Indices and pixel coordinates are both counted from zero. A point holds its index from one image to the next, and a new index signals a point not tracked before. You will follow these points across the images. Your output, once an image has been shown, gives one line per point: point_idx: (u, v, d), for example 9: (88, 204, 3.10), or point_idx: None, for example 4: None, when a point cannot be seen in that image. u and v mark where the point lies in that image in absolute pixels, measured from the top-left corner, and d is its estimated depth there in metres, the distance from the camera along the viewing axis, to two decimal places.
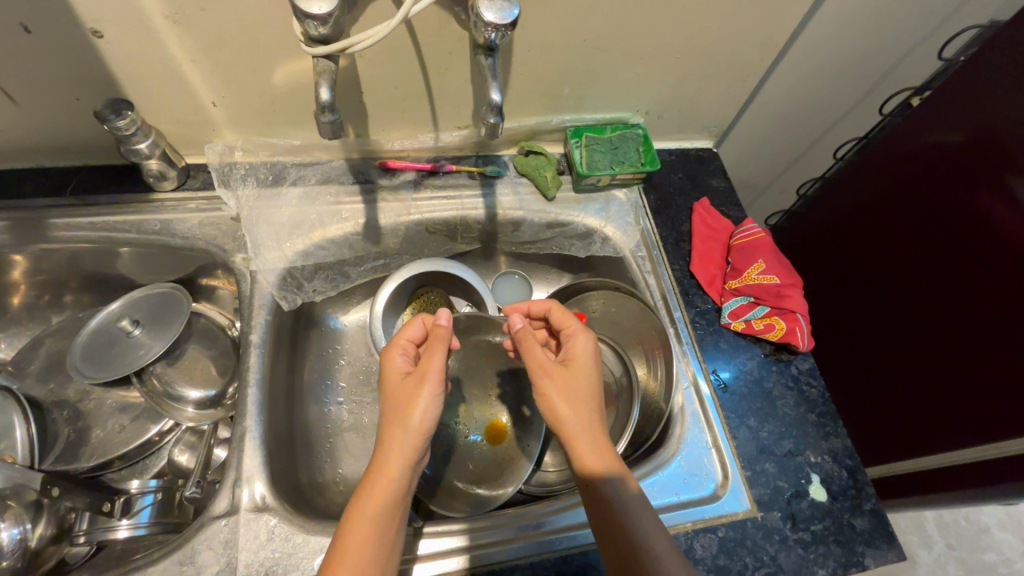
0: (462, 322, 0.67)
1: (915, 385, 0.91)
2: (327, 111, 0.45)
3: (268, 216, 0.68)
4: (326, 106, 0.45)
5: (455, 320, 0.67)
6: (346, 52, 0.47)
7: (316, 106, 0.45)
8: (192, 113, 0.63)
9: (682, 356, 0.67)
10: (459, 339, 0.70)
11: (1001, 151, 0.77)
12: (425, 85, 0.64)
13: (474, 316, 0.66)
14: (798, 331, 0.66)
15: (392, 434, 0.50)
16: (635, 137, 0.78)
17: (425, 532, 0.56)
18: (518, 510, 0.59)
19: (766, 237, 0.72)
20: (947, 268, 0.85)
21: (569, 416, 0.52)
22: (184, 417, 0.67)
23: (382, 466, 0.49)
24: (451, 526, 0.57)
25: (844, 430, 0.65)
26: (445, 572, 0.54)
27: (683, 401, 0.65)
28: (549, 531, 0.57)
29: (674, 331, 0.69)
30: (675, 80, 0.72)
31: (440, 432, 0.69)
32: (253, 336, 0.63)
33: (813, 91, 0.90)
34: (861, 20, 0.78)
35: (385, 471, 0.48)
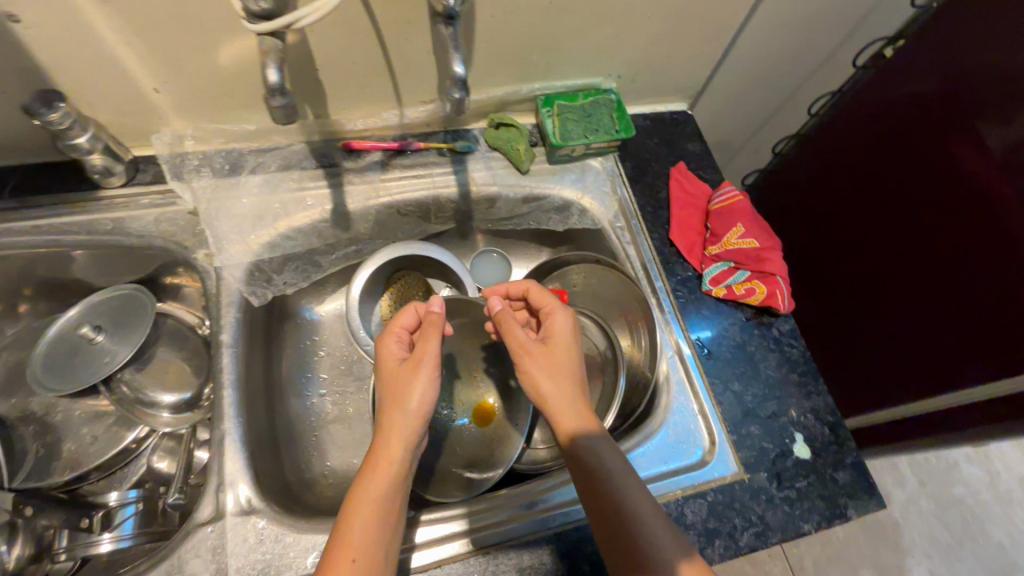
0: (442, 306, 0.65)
1: (890, 336, 0.93)
2: (277, 95, 0.42)
3: (229, 207, 0.65)
4: (276, 89, 0.42)
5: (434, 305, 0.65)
6: (294, 28, 0.43)
7: (263, 89, 0.41)
8: (133, 101, 0.58)
9: (665, 324, 0.67)
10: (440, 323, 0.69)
11: (978, 99, 0.76)
12: (385, 58, 0.60)
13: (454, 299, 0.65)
14: (779, 293, 0.66)
15: (390, 416, 0.50)
16: (609, 102, 0.75)
17: (422, 520, 0.56)
18: (512, 490, 0.59)
19: (744, 201, 0.71)
20: (920, 219, 0.86)
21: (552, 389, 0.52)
22: (160, 423, 0.65)
23: (381, 449, 0.49)
24: (448, 512, 0.57)
25: (825, 387, 0.66)
26: (445, 558, 0.54)
27: (668, 369, 0.65)
28: (543, 509, 0.58)
29: (656, 300, 0.68)
30: (647, 40, 0.69)
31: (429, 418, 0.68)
32: (224, 335, 0.60)
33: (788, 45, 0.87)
34: None
35: (384, 454, 0.48)
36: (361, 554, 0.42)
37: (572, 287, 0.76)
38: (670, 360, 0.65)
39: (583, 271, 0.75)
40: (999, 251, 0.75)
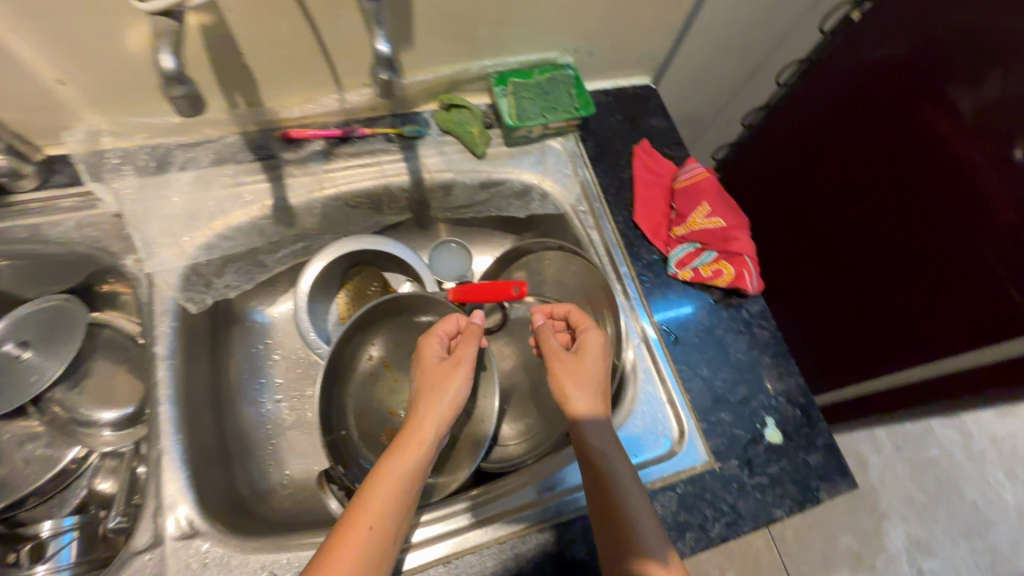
0: (394, 303, 0.62)
1: (862, 309, 0.92)
2: (176, 83, 0.37)
3: (158, 208, 0.60)
4: (174, 77, 0.37)
5: (387, 301, 0.61)
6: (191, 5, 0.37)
7: (159, 77, 0.36)
8: (35, 95, 0.52)
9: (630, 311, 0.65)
10: (392, 320, 0.64)
11: (947, 63, 0.74)
12: (316, 38, 0.55)
13: (408, 296, 0.62)
14: (746, 274, 0.64)
15: (428, 400, 0.52)
16: (567, 78, 0.71)
17: (423, 520, 0.55)
18: (514, 483, 0.58)
19: (709, 178, 0.69)
20: (891, 188, 0.84)
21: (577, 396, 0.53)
22: (101, 442, 0.62)
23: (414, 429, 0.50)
24: (450, 510, 0.56)
25: (796, 368, 0.64)
26: (443, 555, 0.52)
27: (634, 358, 0.63)
28: (544, 498, 0.56)
29: (620, 288, 0.66)
30: (603, 10, 0.65)
31: (387, 420, 0.62)
32: (158, 347, 0.56)
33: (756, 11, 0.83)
34: None
35: (418, 434, 0.49)
36: (376, 527, 0.43)
37: (538, 276, 0.73)
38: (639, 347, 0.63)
39: (548, 258, 0.71)
40: (970, 220, 0.73)
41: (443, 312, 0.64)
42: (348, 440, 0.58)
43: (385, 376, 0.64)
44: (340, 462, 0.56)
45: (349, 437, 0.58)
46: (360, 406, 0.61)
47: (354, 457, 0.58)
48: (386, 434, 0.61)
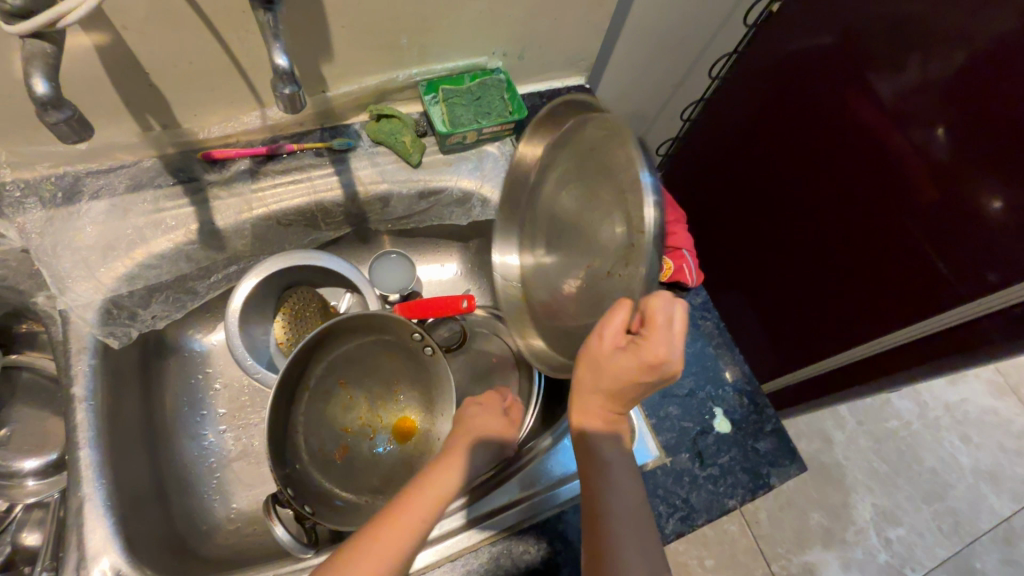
0: (350, 322, 0.57)
1: (808, 291, 0.94)
2: (52, 109, 0.35)
3: (69, 240, 0.56)
4: (50, 104, 0.35)
5: (340, 320, 0.57)
6: (63, 26, 0.35)
7: (32, 103, 0.34)
8: None
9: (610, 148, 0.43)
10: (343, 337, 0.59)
11: (866, 49, 0.76)
12: (227, 56, 0.54)
13: (363, 314, 0.57)
14: (685, 267, 0.64)
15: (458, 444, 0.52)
16: (498, 82, 0.70)
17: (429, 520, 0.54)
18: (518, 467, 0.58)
19: None
20: (826, 174, 0.85)
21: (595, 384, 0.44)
22: (24, 493, 0.58)
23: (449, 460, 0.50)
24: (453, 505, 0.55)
25: (742, 357, 0.65)
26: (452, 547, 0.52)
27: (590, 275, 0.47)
28: (546, 486, 0.56)
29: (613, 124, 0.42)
30: (524, 14, 0.65)
31: (342, 438, 0.59)
32: (77, 389, 0.52)
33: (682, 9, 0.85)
34: None
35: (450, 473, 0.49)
36: (419, 521, 0.45)
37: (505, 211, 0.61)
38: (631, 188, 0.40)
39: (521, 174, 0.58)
40: (895, 201, 0.75)
41: (397, 330, 0.59)
42: (301, 467, 0.56)
43: (339, 394, 0.60)
44: (291, 487, 0.53)
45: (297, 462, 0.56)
46: (310, 425, 0.58)
47: (309, 486, 0.55)
48: (338, 451, 0.58)
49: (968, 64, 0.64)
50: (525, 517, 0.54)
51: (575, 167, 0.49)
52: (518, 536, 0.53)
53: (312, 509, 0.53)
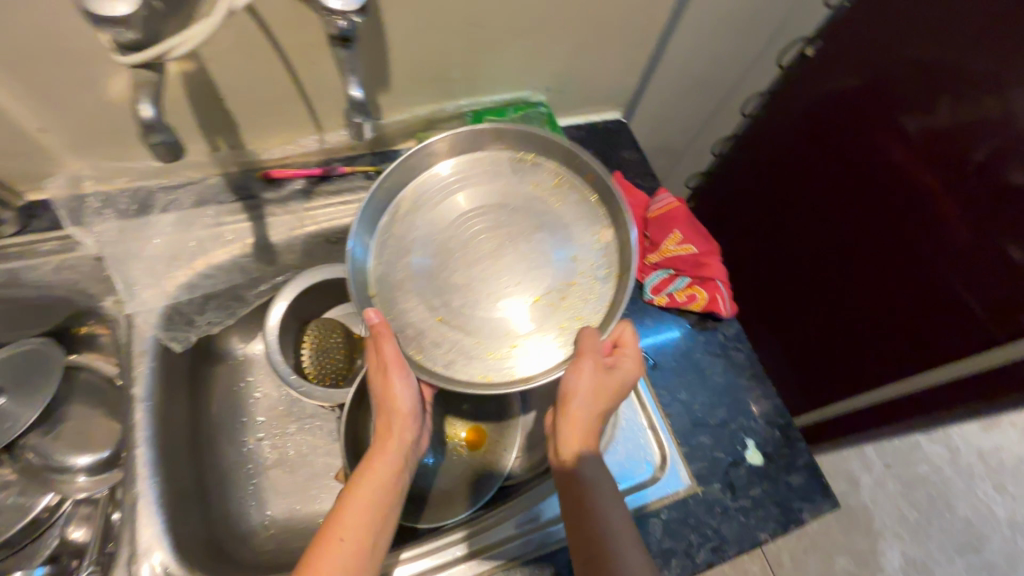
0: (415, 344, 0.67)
1: (837, 329, 0.93)
2: (154, 131, 0.38)
3: (138, 249, 0.61)
4: (152, 127, 0.38)
5: None
6: (168, 58, 0.39)
7: (137, 125, 0.38)
8: (12, 143, 0.53)
9: (564, 199, 0.55)
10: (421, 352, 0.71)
11: (898, 92, 0.78)
12: (295, 85, 0.58)
13: None
14: (720, 298, 0.66)
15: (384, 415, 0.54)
16: (539, 114, 0.74)
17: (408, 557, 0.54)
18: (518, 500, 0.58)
19: (680, 206, 0.71)
20: (857, 213, 0.86)
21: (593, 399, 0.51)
22: (75, 488, 0.61)
23: (382, 440, 0.53)
24: (446, 538, 0.56)
25: (773, 389, 0.65)
26: None
27: (544, 293, 0.52)
28: (547, 521, 0.56)
29: (592, 182, 0.55)
30: (569, 52, 0.68)
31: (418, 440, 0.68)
32: (136, 389, 0.55)
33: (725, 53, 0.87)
34: None
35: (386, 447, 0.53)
36: (347, 539, 0.46)
37: (392, 217, 0.55)
38: (601, 236, 0.54)
39: (435, 186, 0.56)
40: (928, 242, 0.76)
41: None
42: None
43: None
44: None
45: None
46: None
47: None
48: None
49: (1002, 110, 0.65)
50: (528, 551, 0.55)
51: (524, 202, 0.55)
52: (519, 568, 0.54)
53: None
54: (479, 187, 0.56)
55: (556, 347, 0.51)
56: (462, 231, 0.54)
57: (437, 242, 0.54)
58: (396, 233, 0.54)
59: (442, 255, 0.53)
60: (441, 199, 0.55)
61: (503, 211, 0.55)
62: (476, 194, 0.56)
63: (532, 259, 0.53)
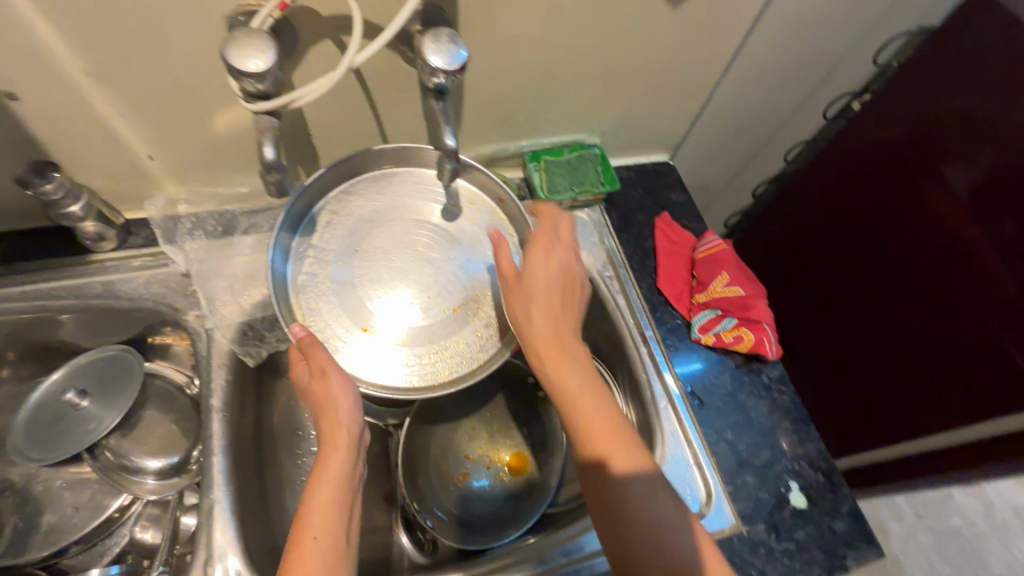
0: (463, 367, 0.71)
1: (875, 375, 0.93)
2: (274, 170, 0.45)
3: (222, 269, 0.65)
4: (274, 168, 0.45)
5: None
6: (289, 105, 0.44)
7: (261, 165, 0.44)
8: (124, 167, 0.59)
9: (457, 227, 0.63)
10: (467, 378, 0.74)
11: (946, 144, 0.79)
12: (376, 124, 0.62)
13: None
14: (766, 340, 0.68)
15: (323, 416, 0.50)
16: (593, 156, 0.77)
17: None
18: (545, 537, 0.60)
19: (727, 249, 0.73)
20: (898, 261, 0.87)
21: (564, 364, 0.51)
22: (145, 490, 0.64)
23: (330, 441, 0.49)
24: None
25: (818, 433, 0.66)
26: None
27: (459, 304, 0.60)
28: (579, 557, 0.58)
29: (507, 213, 0.64)
30: (626, 100, 0.72)
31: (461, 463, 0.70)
32: (214, 400, 0.59)
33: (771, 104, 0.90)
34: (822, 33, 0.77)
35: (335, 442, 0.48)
36: (320, 537, 0.43)
37: (306, 242, 0.59)
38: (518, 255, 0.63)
39: (358, 213, 0.61)
40: (978, 294, 0.76)
41: None
42: (426, 483, 0.67)
43: (465, 426, 0.72)
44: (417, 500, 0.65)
45: (430, 483, 0.67)
46: (441, 449, 0.70)
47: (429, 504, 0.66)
48: (461, 476, 0.69)
49: None
50: None
51: (404, 228, 0.61)
52: None
53: (432, 524, 0.64)
54: (402, 214, 0.62)
55: (472, 356, 0.59)
56: (366, 251, 0.60)
57: (360, 261, 0.59)
58: (321, 250, 0.59)
59: (347, 274, 0.58)
60: (386, 219, 0.61)
61: (397, 237, 0.61)
62: (388, 221, 0.61)
63: (436, 278, 0.60)
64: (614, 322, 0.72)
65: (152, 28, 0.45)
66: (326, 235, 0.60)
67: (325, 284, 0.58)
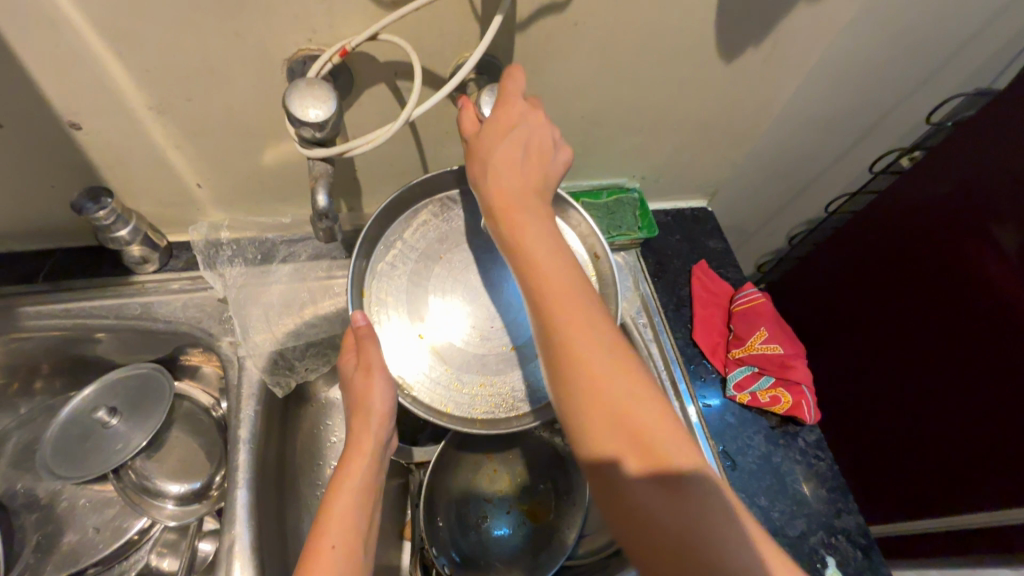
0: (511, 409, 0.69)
1: (918, 439, 0.89)
2: (326, 218, 0.46)
3: (259, 296, 0.66)
4: (325, 214, 0.46)
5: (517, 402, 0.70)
6: (344, 154, 0.46)
7: (313, 212, 0.45)
8: (174, 194, 0.60)
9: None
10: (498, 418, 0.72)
11: (994, 205, 0.75)
12: (421, 163, 0.63)
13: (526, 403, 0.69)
14: (804, 403, 0.65)
15: (358, 419, 0.52)
16: (632, 201, 0.77)
17: None
18: None
19: (766, 303, 0.71)
20: (943, 323, 0.82)
21: (570, 318, 0.41)
22: (164, 515, 0.63)
23: (357, 447, 0.52)
24: None
25: (856, 506, 0.63)
26: None
27: (518, 345, 0.57)
28: None
29: (598, 272, 0.60)
30: (670, 148, 0.72)
31: (481, 506, 0.68)
32: (242, 431, 0.59)
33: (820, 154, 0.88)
34: (874, 88, 0.76)
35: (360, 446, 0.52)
36: (338, 547, 0.45)
37: (396, 238, 0.59)
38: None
39: (453, 221, 0.60)
40: None
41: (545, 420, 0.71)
42: (444, 525, 0.65)
43: (486, 466, 0.70)
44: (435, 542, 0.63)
45: (450, 528, 0.66)
46: (461, 490, 0.68)
47: (447, 546, 0.64)
48: (479, 520, 0.67)
49: None
50: None
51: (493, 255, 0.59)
52: None
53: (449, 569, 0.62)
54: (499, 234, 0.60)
55: (513, 403, 0.56)
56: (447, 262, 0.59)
57: (440, 269, 0.58)
58: (409, 248, 0.58)
59: (423, 276, 0.58)
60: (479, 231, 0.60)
61: (487, 254, 0.59)
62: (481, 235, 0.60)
63: (510, 310, 0.58)
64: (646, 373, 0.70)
65: (217, 69, 0.46)
66: (419, 233, 0.59)
67: (402, 281, 0.58)
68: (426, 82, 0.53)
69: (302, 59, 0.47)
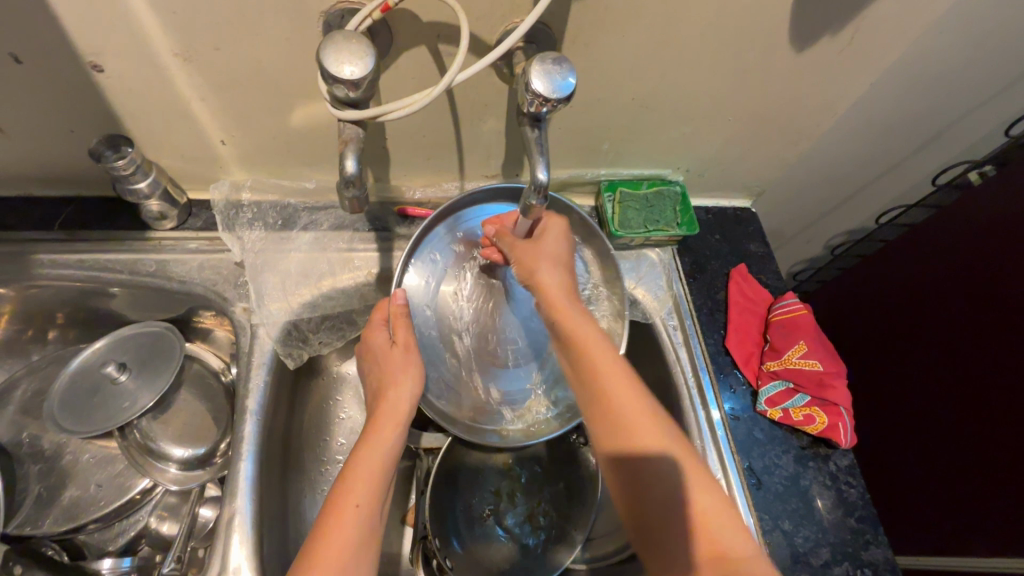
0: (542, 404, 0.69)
1: (956, 471, 0.83)
2: (351, 186, 0.42)
3: (276, 262, 0.63)
4: (351, 181, 0.42)
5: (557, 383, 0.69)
6: (378, 118, 0.43)
7: (341, 180, 0.42)
8: (198, 150, 0.57)
9: None
10: None
11: None
12: (455, 136, 0.59)
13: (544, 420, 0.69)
14: (840, 426, 0.61)
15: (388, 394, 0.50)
16: (674, 194, 0.72)
17: None
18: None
19: (807, 316, 0.67)
20: (999, 351, 0.76)
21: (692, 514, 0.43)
22: (166, 479, 0.62)
23: (389, 412, 0.49)
24: None
25: (885, 539, 0.59)
26: None
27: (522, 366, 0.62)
28: None
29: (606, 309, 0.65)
30: (720, 141, 0.67)
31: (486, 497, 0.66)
32: (250, 401, 0.57)
33: (881, 163, 0.81)
34: (950, 91, 0.69)
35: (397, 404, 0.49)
36: (363, 506, 0.42)
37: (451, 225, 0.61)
38: None
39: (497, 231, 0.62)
40: None
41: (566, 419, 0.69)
42: (448, 515, 0.63)
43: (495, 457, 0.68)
44: (439, 535, 0.60)
45: (455, 520, 0.63)
46: (470, 480, 0.67)
47: (450, 538, 0.61)
48: (484, 515, 0.65)
49: None
50: None
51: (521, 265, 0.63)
52: None
53: (451, 563, 0.59)
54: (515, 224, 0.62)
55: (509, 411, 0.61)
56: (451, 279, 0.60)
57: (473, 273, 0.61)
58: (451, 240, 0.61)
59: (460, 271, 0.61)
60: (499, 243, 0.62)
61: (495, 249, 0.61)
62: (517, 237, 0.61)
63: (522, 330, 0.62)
64: (672, 379, 0.67)
65: (247, 15, 0.43)
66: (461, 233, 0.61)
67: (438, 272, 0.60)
68: (470, 48, 0.49)
69: (339, 12, 0.43)
